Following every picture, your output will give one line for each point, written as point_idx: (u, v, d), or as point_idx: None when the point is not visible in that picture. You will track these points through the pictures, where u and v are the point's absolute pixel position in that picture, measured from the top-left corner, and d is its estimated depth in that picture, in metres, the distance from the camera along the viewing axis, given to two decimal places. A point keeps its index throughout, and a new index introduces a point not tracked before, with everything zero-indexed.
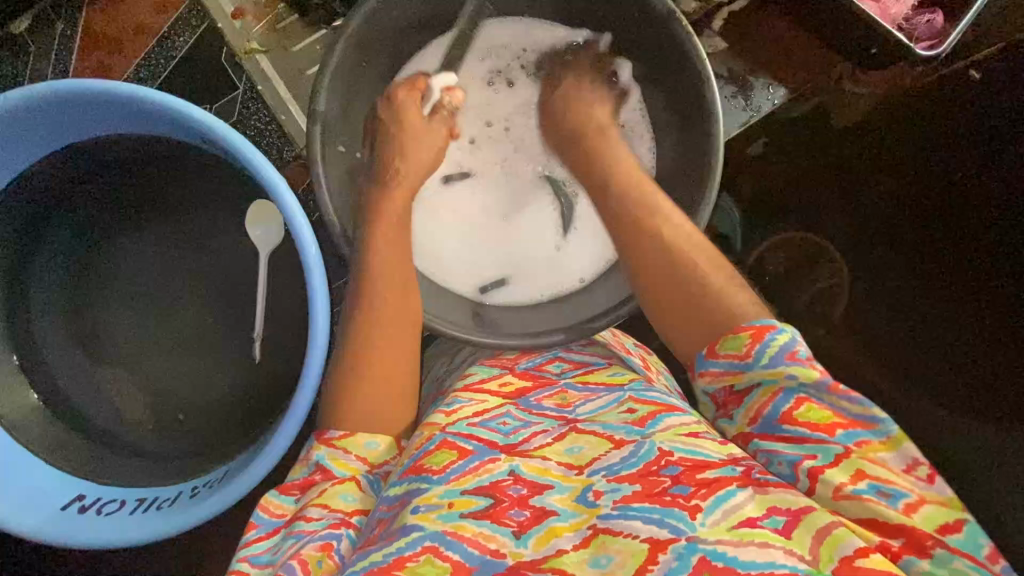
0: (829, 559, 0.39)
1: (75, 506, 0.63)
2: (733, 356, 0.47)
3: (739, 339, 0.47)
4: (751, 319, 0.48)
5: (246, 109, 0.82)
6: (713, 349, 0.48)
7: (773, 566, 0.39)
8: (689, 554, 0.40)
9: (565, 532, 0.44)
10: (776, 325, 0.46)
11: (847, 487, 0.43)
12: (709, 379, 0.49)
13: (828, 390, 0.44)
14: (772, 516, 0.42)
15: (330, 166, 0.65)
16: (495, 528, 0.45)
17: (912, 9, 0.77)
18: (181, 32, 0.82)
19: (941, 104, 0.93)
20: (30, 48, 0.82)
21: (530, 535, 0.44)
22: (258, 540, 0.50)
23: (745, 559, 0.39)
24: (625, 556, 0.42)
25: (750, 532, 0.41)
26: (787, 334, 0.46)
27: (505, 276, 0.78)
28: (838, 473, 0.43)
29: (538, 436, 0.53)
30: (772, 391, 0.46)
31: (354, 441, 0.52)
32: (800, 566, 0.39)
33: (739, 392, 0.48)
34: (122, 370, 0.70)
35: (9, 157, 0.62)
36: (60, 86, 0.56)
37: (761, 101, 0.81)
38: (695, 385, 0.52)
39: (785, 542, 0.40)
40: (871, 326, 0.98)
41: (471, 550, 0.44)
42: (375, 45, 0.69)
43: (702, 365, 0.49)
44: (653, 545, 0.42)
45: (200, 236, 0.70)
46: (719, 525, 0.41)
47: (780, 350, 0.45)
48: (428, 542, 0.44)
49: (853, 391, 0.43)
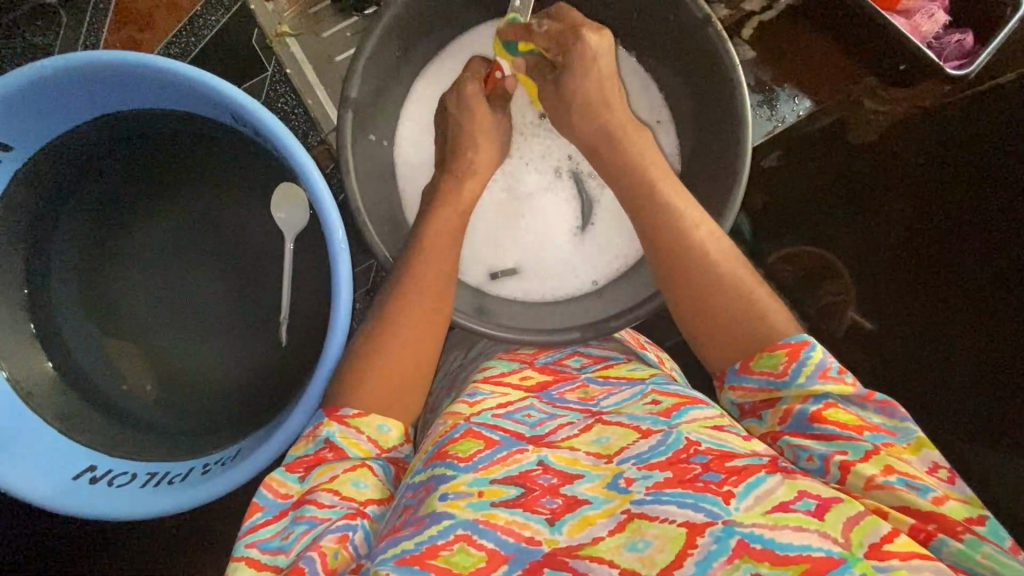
0: (859, 544, 0.40)
1: (87, 476, 0.63)
2: (767, 372, 0.51)
3: (776, 357, 0.50)
4: (787, 336, 0.52)
5: (274, 92, 0.83)
6: (748, 364, 0.52)
7: (808, 549, 0.39)
8: (727, 537, 0.41)
9: (599, 520, 0.45)
10: (810, 342, 0.50)
11: (879, 478, 0.44)
12: (741, 393, 0.53)
13: (861, 399, 0.48)
14: (803, 498, 0.42)
15: (358, 152, 0.66)
16: (528, 516, 0.45)
17: (942, 29, 0.78)
18: (213, 12, 0.82)
19: (962, 123, 0.95)
20: (60, 18, 0.82)
21: (565, 522, 0.45)
22: (264, 525, 0.49)
23: (781, 541, 0.40)
24: (664, 541, 0.42)
25: (785, 516, 0.41)
26: (820, 350, 0.50)
27: (534, 271, 0.77)
28: (868, 467, 0.45)
29: (564, 428, 0.54)
30: (802, 397, 0.49)
31: (367, 422, 0.54)
32: (834, 549, 0.39)
33: (771, 401, 0.51)
34: (137, 343, 0.70)
35: (46, 126, 0.63)
36: (103, 58, 0.56)
37: (786, 112, 0.84)
38: (724, 394, 0.55)
39: (818, 525, 0.41)
40: (884, 340, 0.98)
41: (504, 537, 0.44)
42: (411, 36, 0.69)
43: (735, 379, 0.53)
44: (691, 528, 0.42)
45: (226, 215, 0.70)
46: (752, 509, 0.42)
47: (814, 370, 0.49)
48: (461, 530, 0.43)
49: (888, 401, 0.48)
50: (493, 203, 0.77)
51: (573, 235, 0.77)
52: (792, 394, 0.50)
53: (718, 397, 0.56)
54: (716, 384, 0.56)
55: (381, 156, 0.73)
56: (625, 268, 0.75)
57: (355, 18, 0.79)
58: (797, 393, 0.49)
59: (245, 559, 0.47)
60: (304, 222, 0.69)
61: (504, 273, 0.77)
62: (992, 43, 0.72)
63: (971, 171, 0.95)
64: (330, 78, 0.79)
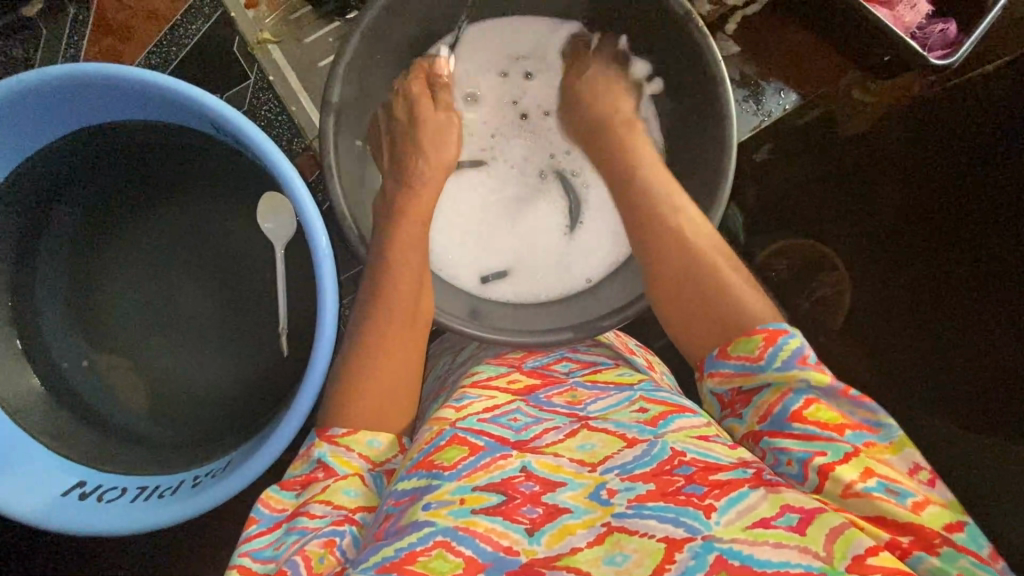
0: (841, 556, 0.39)
1: (76, 492, 0.63)
2: (744, 358, 0.50)
3: (753, 341, 0.49)
4: (765, 323, 0.51)
5: (257, 99, 0.82)
6: (725, 350, 0.51)
7: (787, 565, 0.39)
8: (705, 552, 0.41)
9: (578, 529, 0.45)
10: (787, 331, 0.49)
11: (857, 484, 0.43)
12: (719, 379, 0.52)
13: (839, 394, 0.47)
14: (786, 513, 0.42)
15: (341, 158, 0.65)
16: (507, 525, 0.45)
17: (926, 19, 0.77)
18: (194, 20, 0.82)
19: (954, 109, 0.94)
20: (40, 31, 0.82)
21: (544, 532, 0.45)
22: (258, 535, 0.49)
23: (760, 557, 0.40)
24: (643, 556, 0.42)
25: (765, 533, 0.41)
26: (798, 338, 0.49)
27: (518, 273, 0.76)
28: (848, 471, 0.44)
29: (549, 433, 0.53)
30: (782, 391, 0.48)
31: (355, 439, 0.53)
32: (815, 564, 0.39)
33: (748, 393, 0.50)
34: (123, 357, 0.70)
35: (32, 138, 0.63)
36: (78, 70, 0.56)
37: (772, 106, 0.83)
38: (704, 385, 0.54)
39: (799, 541, 0.41)
40: (872, 334, 0.98)
41: (483, 546, 0.44)
42: (391, 40, 0.69)
43: (713, 365, 0.52)
44: (669, 544, 0.42)
45: (212, 227, 0.70)
46: (733, 524, 0.42)
47: (791, 355, 0.48)
48: (439, 537, 0.43)
49: (863, 396, 0.46)
50: (478, 205, 0.77)
51: (557, 236, 0.77)
52: (771, 381, 0.48)
53: (699, 388, 0.54)
54: (698, 375, 0.54)
55: (366, 163, 0.72)
56: (614, 265, 0.75)
57: (336, 23, 0.78)
58: (776, 380, 0.48)
59: (237, 567, 0.47)
60: (292, 229, 0.68)
61: (494, 276, 0.76)
62: (975, 31, 0.72)
63: (964, 156, 0.95)
64: (312, 84, 0.78)
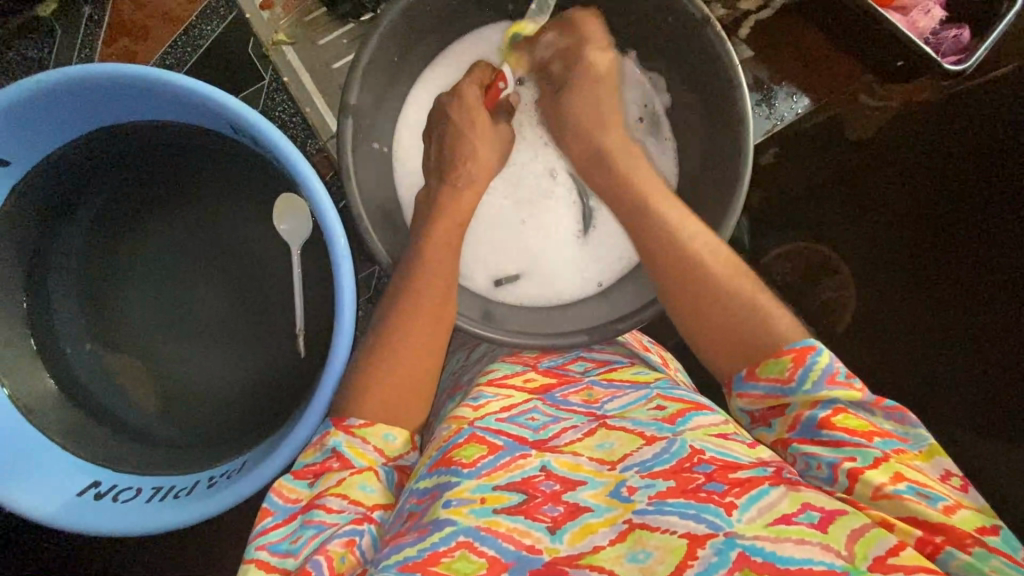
0: (862, 556, 0.39)
1: (91, 493, 0.63)
2: (775, 379, 0.49)
3: (781, 363, 0.49)
4: (792, 341, 0.50)
5: (271, 101, 0.83)
6: (754, 372, 0.50)
7: (810, 563, 0.39)
8: (728, 549, 0.40)
9: (600, 528, 0.44)
10: (817, 347, 0.49)
11: (887, 486, 0.43)
12: (748, 400, 0.51)
13: (871, 405, 0.48)
14: (807, 511, 0.42)
15: (358, 158, 0.65)
16: (529, 524, 0.45)
17: (940, 24, 0.78)
18: (208, 21, 0.82)
19: (959, 116, 0.95)
20: (55, 31, 0.82)
21: (565, 530, 0.44)
22: (274, 527, 0.49)
23: (782, 554, 0.40)
24: (664, 552, 0.42)
25: (787, 529, 0.41)
26: (826, 355, 0.48)
27: (532, 276, 0.76)
28: (878, 474, 0.44)
29: (568, 432, 0.53)
30: (810, 403, 0.48)
31: (372, 431, 0.53)
32: (837, 562, 0.39)
33: (778, 408, 0.50)
34: (137, 357, 0.70)
35: (49, 139, 0.63)
36: (98, 71, 0.56)
37: (784, 111, 0.82)
38: (730, 402, 0.54)
39: (821, 538, 0.40)
40: (883, 339, 0.97)
41: (506, 545, 0.44)
42: (408, 42, 0.69)
43: (741, 386, 0.51)
44: (691, 539, 0.42)
45: (229, 226, 0.70)
46: (754, 521, 0.42)
47: (820, 376, 0.48)
48: (462, 538, 0.43)
49: (895, 407, 0.47)
50: (492, 209, 0.77)
51: (571, 239, 0.77)
52: (801, 399, 0.48)
53: (727, 404, 0.54)
54: (724, 392, 0.54)
55: (382, 164, 0.72)
56: (628, 268, 0.75)
57: (351, 25, 0.78)
58: (805, 400, 0.48)
59: (254, 561, 0.47)
60: (307, 230, 0.68)
61: (507, 279, 0.76)
62: (990, 37, 0.72)
63: (969, 164, 0.96)
64: (327, 86, 0.78)
